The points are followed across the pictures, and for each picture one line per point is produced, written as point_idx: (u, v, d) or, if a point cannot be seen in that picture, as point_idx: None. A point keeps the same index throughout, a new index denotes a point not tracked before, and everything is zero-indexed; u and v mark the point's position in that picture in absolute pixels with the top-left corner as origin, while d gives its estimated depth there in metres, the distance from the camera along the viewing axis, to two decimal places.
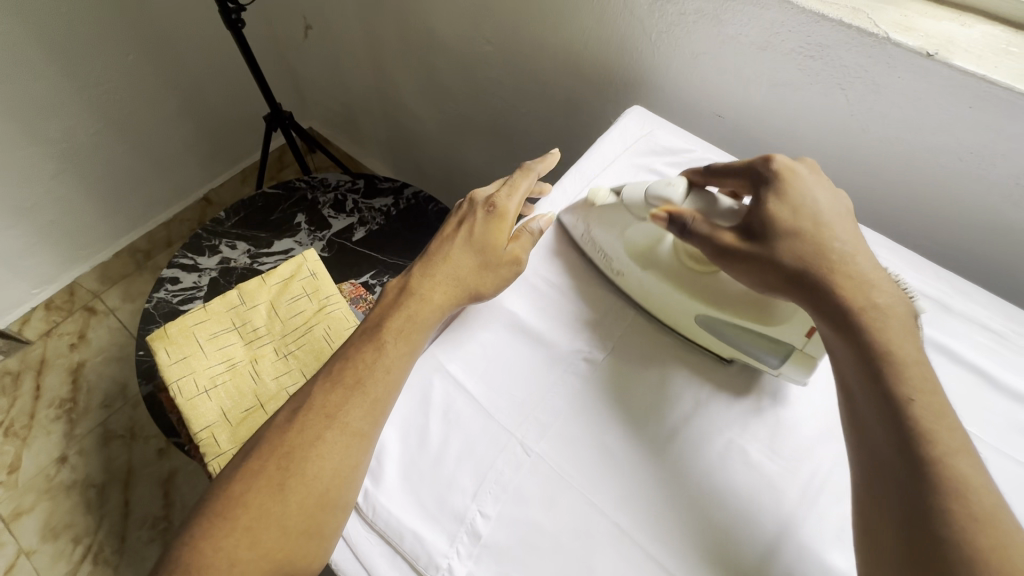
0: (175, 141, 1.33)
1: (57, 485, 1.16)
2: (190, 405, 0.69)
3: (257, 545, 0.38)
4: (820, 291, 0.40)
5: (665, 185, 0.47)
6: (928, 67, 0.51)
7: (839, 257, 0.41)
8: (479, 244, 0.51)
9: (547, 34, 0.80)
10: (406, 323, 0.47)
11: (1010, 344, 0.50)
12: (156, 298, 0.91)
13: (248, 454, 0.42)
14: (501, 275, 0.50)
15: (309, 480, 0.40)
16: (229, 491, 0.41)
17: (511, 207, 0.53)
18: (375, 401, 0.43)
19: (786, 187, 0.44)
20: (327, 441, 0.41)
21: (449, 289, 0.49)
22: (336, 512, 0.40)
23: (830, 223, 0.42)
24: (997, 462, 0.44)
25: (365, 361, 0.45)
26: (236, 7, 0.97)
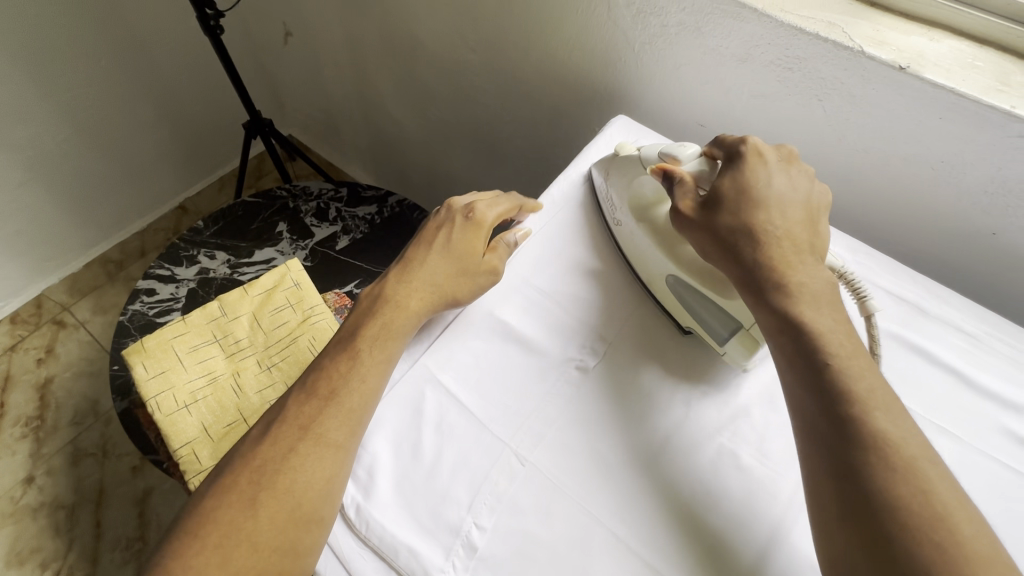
0: (148, 148, 1.30)
1: (23, 507, 1.11)
2: (168, 421, 0.66)
3: (225, 563, 0.36)
4: (742, 261, 0.43)
5: (680, 147, 0.52)
6: (901, 79, 0.53)
7: (772, 235, 0.43)
8: (456, 252, 0.52)
9: (532, 43, 0.81)
10: (382, 331, 0.46)
11: (984, 346, 0.51)
12: (131, 311, 0.89)
13: (222, 469, 0.40)
14: (478, 282, 0.50)
15: (282, 493, 0.38)
16: (201, 507, 0.38)
17: (489, 216, 0.54)
18: (351, 411, 0.42)
19: (743, 170, 0.46)
20: (301, 454, 0.40)
21: (426, 296, 0.49)
22: (311, 526, 0.38)
23: (772, 206, 0.44)
24: (973, 461, 0.46)
25: (340, 370, 0.44)
26: (216, 13, 0.95)
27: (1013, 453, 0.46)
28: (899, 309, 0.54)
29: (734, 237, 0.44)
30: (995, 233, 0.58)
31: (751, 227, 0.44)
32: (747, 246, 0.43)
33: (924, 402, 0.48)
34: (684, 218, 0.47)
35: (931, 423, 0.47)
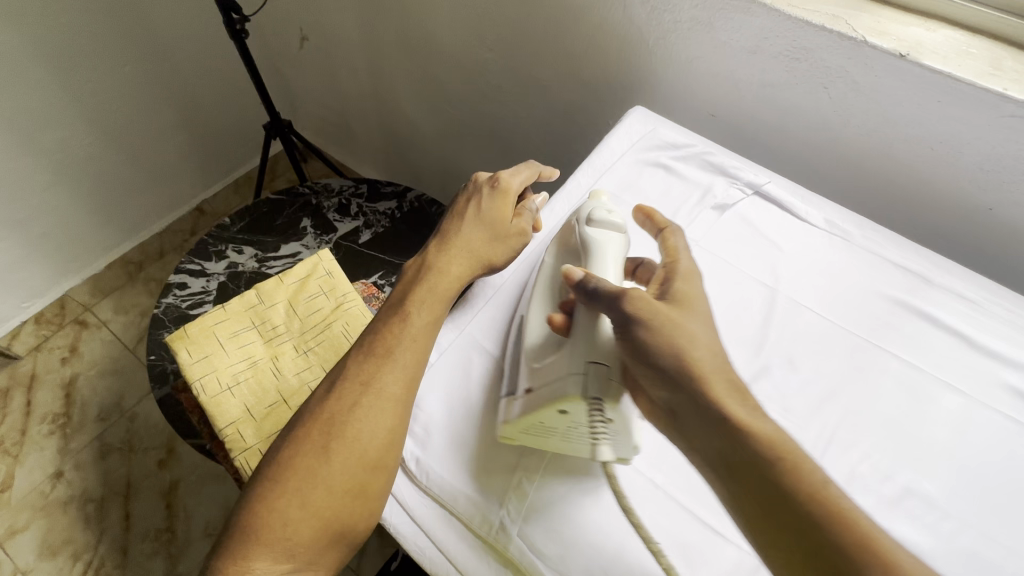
0: (168, 151, 1.33)
1: (53, 501, 1.14)
2: (213, 402, 0.70)
3: (306, 505, 0.39)
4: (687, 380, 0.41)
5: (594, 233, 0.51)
6: (902, 66, 0.57)
7: (708, 360, 0.42)
8: (487, 218, 0.54)
9: (548, 41, 0.85)
10: (429, 295, 0.49)
11: (985, 311, 0.55)
12: (165, 304, 0.92)
13: (291, 424, 0.43)
14: (511, 246, 0.54)
15: (351, 443, 0.41)
16: (277, 458, 0.41)
17: (514, 184, 0.57)
18: (407, 368, 0.44)
19: (679, 288, 0.46)
20: (365, 407, 0.42)
21: (465, 262, 0.52)
22: (380, 472, 0.41)
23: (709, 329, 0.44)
24: (978, 412, 0.50)
25: (393, 330, 0.46)
26: (241, 18, 0.99)
27: (1017, 406, 0.50)
28: (906, 279, 0.57)
29: (682, 361, 0.41)
30: (991, 209, 0.62)
31: (693, 353, 0.42)
32: (692, 375, 0.41)
33: (930, 362, 0.52)
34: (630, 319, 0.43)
35: (940, 379, 0.51)
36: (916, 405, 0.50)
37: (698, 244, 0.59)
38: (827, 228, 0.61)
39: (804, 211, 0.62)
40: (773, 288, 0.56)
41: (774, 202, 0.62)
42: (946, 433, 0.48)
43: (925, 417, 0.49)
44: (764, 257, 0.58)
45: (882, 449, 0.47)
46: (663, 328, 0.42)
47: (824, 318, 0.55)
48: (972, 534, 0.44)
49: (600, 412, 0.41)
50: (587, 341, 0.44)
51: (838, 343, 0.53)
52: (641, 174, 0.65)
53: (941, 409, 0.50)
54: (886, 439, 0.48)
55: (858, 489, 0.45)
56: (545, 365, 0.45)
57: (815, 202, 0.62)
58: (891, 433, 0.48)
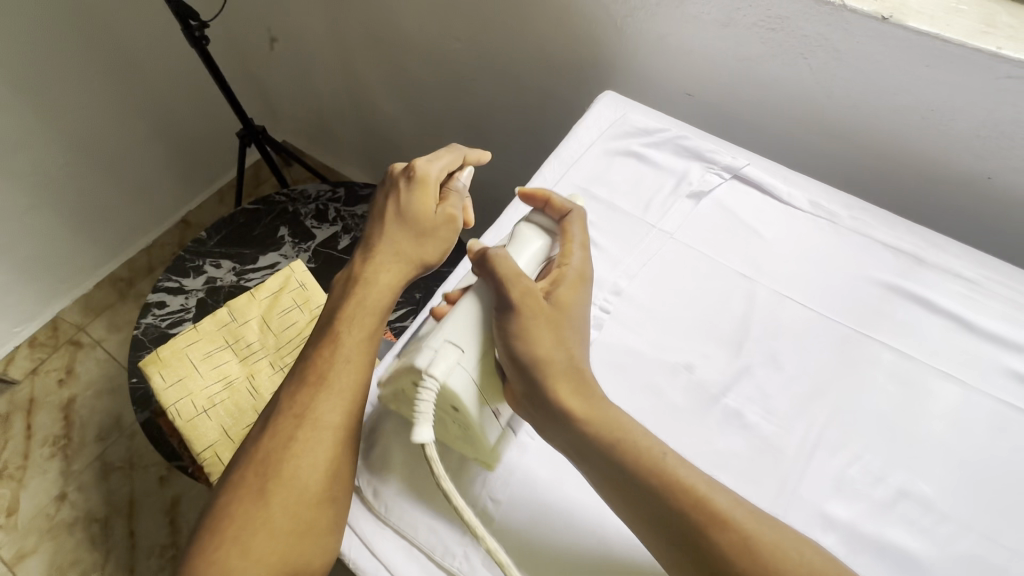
0: (147, 165, 1.31)
1: (59, 523, 1.15)
2: (189, 426, 0.68)
3: (247, 553, 0.38)
4: (531, 378, 0.41)
5: (524, 241, 0.49)
6: (886, 30, 0.53)
7: (560, 363, 0.41)
8: (411, 217, 0.51)
9: (515, 27, 0.80)
10: (358, 311, 0.47)
11: (983, 290, 0.52)
12: (144, 324, 0.90)
13: (230, 469, 0.42)
14: (441, 241, 0.52)
15: (288, 481, 0.40)
16: (215, 506, 0.40)
17: (433, 170, 0.53)
18: (343, 391, 0.43)
19: (560, 293, 0.45)
20: (300, 440, 0.41)
21: (395, 268, 0.50)
22: (324, 506, 0.40)
23: (569, 330, 0.44)
24: (975, 402, 0.46)
25: (323, 353, 0.45)
26: (200, 24, 0.96)
27: (1020, 393, 0.47)
28: (896, 260, 0.54)
29: (534, 357, 0.41)
30: (990, 177, 0.58)
31: (547, 352, 0.41)
32: (543, 373, 0.41)
33: (924, 351, 0.49)
34: (507, 304, 0.43)
35: (934, 368, 0.48)
36: (911, 399, 0.46)
37: (673, 236, 0.56)
38: (811, 211, 0.57)
39: (788, 193, 0.58)
40: (753, 280, 0.53)
41: (754, 185, 0.59)
42: (943, 429, 0.45)
43: (921, 411, 0.46)
44: (743, 246, 0.55)
45: (873, 448, 0.44)
46: (532, 322, 0.42)
47: (808, 308, 0.51)
48: (972, 537, 0.41)
49: (427, 386, 0.39)
50: (458, 319, 0.43)
51: (824, 335, 0.50)
52: (610, 165, 0.61)
53: (938, 402, 0.46)
54: (877, 436, 0.45)
55: (847, 495, 0.43)
56: (413, 348, 0.44)
57: (798, 182, 0.58)
58: (883, 430, 0.45)
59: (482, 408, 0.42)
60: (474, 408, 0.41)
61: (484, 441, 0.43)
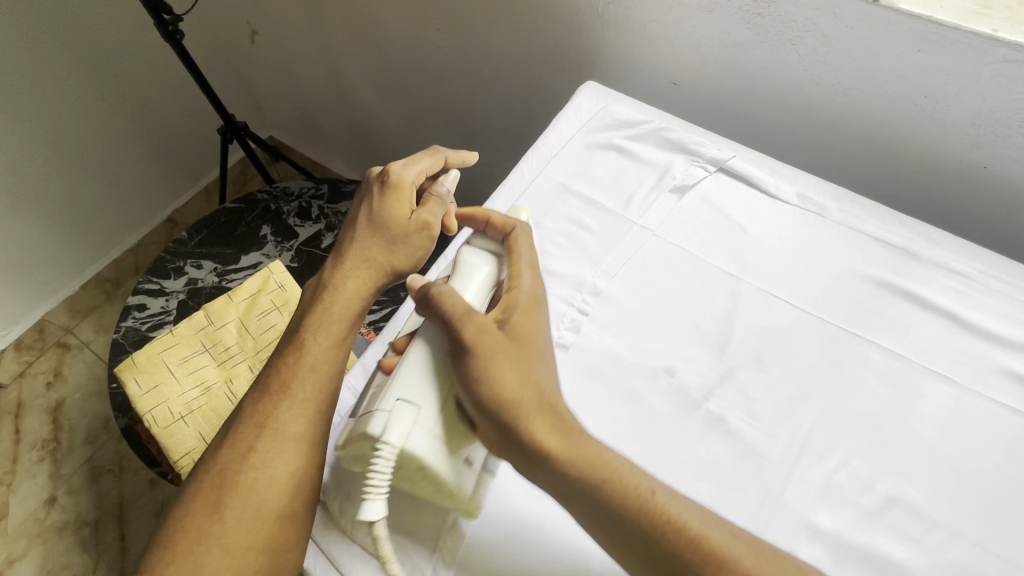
0: (129, 164, 1.29)
1: (49, 527, 1.14)
2: (166, 433, 0.67)
3: (198, 570, 0.36)
4: (505, 424, 0.37)
5: (468, 269, 0.46)
6: (876, 13, 0.50)
7: (527, 398, 0.38)
8: (383, 222, 0.49)
9: (495, 16, 0.78)
10: (324, 316, 0.45)
11: (977, 285, 0.50)
12: (124, 327, 0.89)
13: (187, 480, 0.40)
14: (415, 246, 0.49)
15: (246, 494, 0.38)
16: (170, 519, 0.38)
17: (408, 175, 0.50)
18: (307, 401, 0.41)
19: (514, 321, 0.41)
20: (260, 451, 0.39)
21: (364, 272, 0.48)
22: (284, 521, 0.38)
23: (534, 363, 0.40)
24: (968, 403, 0.44)
25: (288, 360, 0.43)
26: (174, 18, 0.93)
27: (1015, 393, 0.45)
28: (887, 254, 0.52)
29: (497, 398, 0.37)
30: (986, 167, 0.55)
31: (512, 392, 0.38)
32: (512, 416, 0.37)
33: (914, 350, 0.47)
34: (460, 346, 0.39)
35: (927, 368, 0.46)
36: (900, 400, 0.45)
37: (655, 233, 0.53)
38: (799, 204, 0.55)
39: (775, 186, 0.56)
40: (738, 278, 0.51)
41: (740, 178, 0.56)
42: (934, 432, 0.43)
43: (911, 414, 0.44)
44: (728, 242, 0.53)
45: (861, 454, 0.43)
46: (487, 363, 0.38)
47: (795, 307, 0.49)
48: (964, 546, 0.39)
49: (383, 455, 0.37)
50: (409, 373, 0.41)
51: (811, 334, 0.48)
52: (590, 160, 0.59)
53: (929, 404, 0.44)
54: (865, 441, 0.43)
55: (834, 504, 0.41)
56: (369, 405, 0.41)
57: (785, 174, 0.56)
58: (871, 435, 0.43)
59: (451, 462, 0.39)
60: (442, 464, 0.39)
61: (461, 492, 0.40)
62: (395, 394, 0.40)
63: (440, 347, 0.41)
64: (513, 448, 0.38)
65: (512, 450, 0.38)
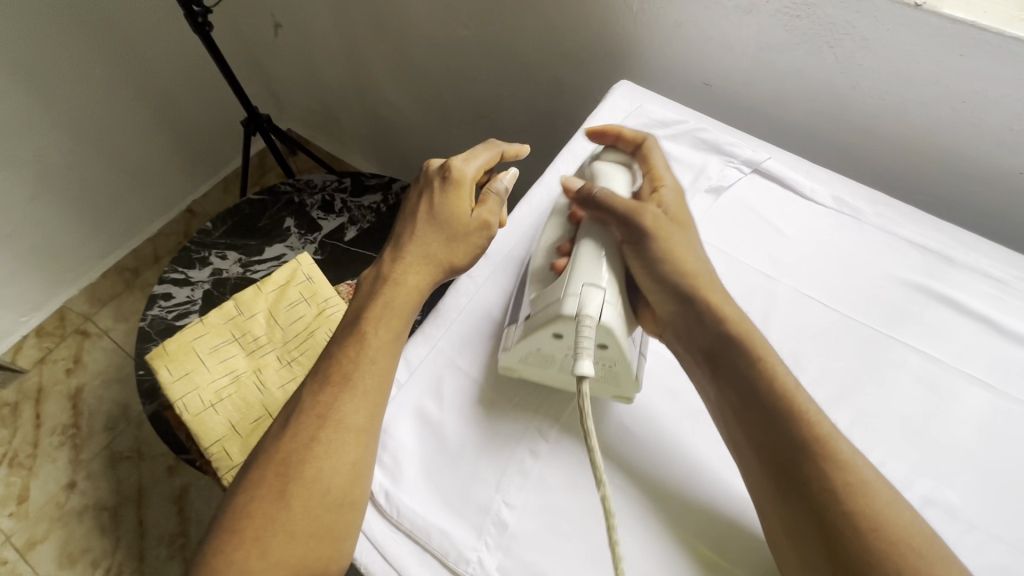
0: (151, 153, 1.30)
1: (68, 511, 1.15)
2: (197, 421, 0.68)
3: (267, 554, 0.37)
4: (683, 299, 0.44)
5: (607, 174, 0.50)
6: (918, 18, 0.50)
7: (702, 274, 0.45)
8: (443, 217, 0.51)
9: (526, 13, 0.78)
10: (385, 310, 0.47)
11: (1013, 291, 0.50)
12: (151, 316, 0.90)
13: (247, 468, 0.41)
14: (472, 243, 0.51)
15: (310, 483, 0.39)
16: (233, 504, 0.39)
17: (469, 172, 0.52)
18: (368, 393, 0.43)
19: (672, 211, 0.48)
20: (323, 441, 0.40)
21: (423, 268, 0.49)
22: (345, 510, 0.39)
23: (691, 247, 0.46)
24: (1005, 406, 0.45)
25: (349, 353, 0.44)
26: (203, 10, 0.94)
27: None
28: (922, 258, 0.52)
29: (677, 269, 0.44)
30: (1022, 172, 0.55)
31: (690, 267, 0.45)
32: (692, 287, 0.44)
33: (951, 354, 0.47)
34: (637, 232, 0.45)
35: (962, 372, 0.46)
36: (936, 403, 0.45)
37: None
38: (834, 207, 0.55)
39: (810, 188, 0.56)
40: (774, 278, 0.51)
41: (774, 180, 0.57)
42: (971, 435, 0.44)
43: (947, 417, 0.44)
44: (763, 244, 0.53)
45: (899, 455, 0.43)
46: (665, 244, 0.45)
47: (830, 309, 0.50)
48: (1000, 547, 0.40)
49: (587, 327, 0.40)
50: (585, 259, 0.44)
51: (847, 335, 0.48)
52: None
53: (964, 407, 0.45)
54: (902, 442, 0.44)
55: None
56: (537, 298, 0.44)
57: (820, 176, 0.57)
58: (908, 436, 0.44)
59: (627, 343, 0.42)
60: (623, 343, 0.42)
61: (629, 375, 0.43)
62: (579, 282, 0.42)
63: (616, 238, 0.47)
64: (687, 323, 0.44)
65: (688, 324, 0.44)
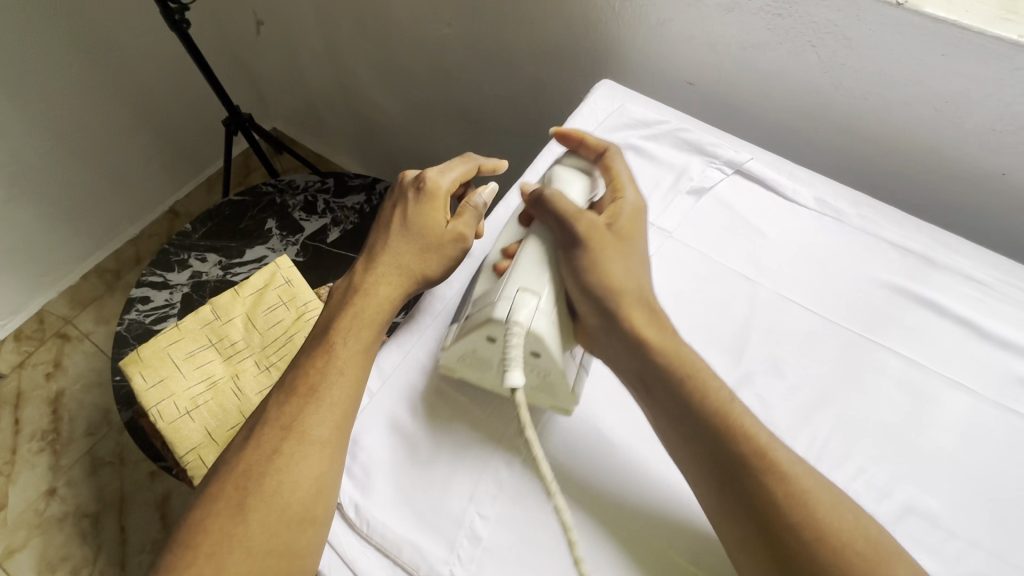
0: (132, 154, 1.27)
1: (48, 519, 1.13)
2: (172, 429, 0.66)
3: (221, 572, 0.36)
4: (609, 309, 0.43)
5: (570, 179, 0.50)
6: (900, 17, 0.49)
7: (631, 291, 0.44)
8: (417, 228, 0.50)
9: (508, 11, 0.77)
10: (355, 321, 0.45)
11: (995, 293, 0.49)
12: (127, 320, 0.87)
13: (208, 481, 0.40)
14: (446, 255, 0.50)
15: (270, 497, 0.38)
16: (191, 519, 0.38)
17: (443, 184, 0.52)
18: (334, 405, 0.41)
19: (621, 225, 0.47)
20: (286, 454, 0.39)
21: (395, 278, 0.48)
22: (308, 526, 0.38)
23: (634, 260, 0.46)
24: (985, 411, 0.44)
25: (316, 364, 0.43)
26: (180, 7, 0.91)
27: None
28: (904, 260, 0.51)
29: (603, 285, 0.43)
30: (1005, 173, 0.55)
31: (620, 281, 0.44)
32: (618, 302, 0.43)
33: (933, 358, 0.47)
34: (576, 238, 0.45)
35: (944, 377, 0.46)
36: (917, 408, 0.44)
37: (672, 235, 0.53)
38: (817, 208, 0.54)
39: (793, 190, 0.55)
40: (755, 281, 0.50)
41: (756, 180, 0.56)
42: (953, 441, 0.43)
43: (928, 422, 0.44)
44: (745, 246, 0.52)
45: (879, 462, 0.42)
46: (602, 256, 0.44)
47: (812, 312, 0.49)
48: (980, 555, 0.39)
49: (514, 331, 0.39)
50: (526, 265, 0.44)
51: (827, 339, 0.48)
52: None
53: (946, 412, 0.44)
54: (882, 448, 0.43)
55: None
56: (479, 300, 0.44)
57: (803, 177, 0.56)
58: (889, 442, 0.43)
59: (563, 353, 0.42)
60: (556, 352, 0.42)
61: (565, 386, 0.43)
62: (515, 284, 0.42)
63: (557, 241, 0.46)
64: (608, 331, 0.43)
65: (613, 333, 0.43)
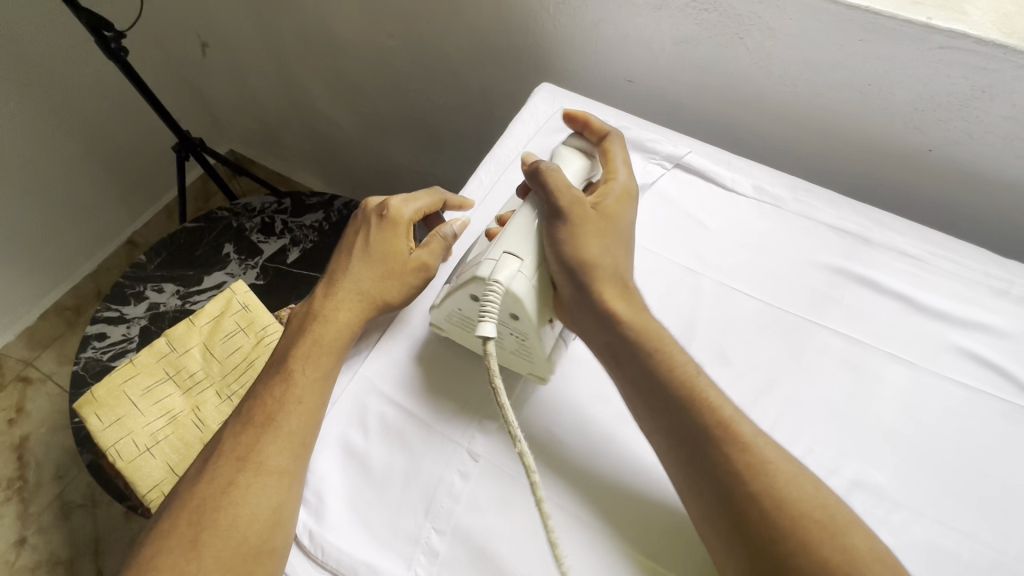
0: (83, 187, 1.24)
1: (20, 569, 1.10)
2: (132, 467, 0.65)
3: None
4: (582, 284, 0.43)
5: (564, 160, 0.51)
6: (817, 5, 0.51)
7: (605, 267, 0.44)
8: (378, 254, 0.49)
9: (448, 21, 0.77)
10: (313, 348, 0.45)
11: (928, 266, 0.51)
12: (84, 359, 0.85)
13: (160, 515, 0.39)
14: (409, 282, 0.49)
15: (224, 531, 0.37)
16: (140, 559, 0.37)
17: (406, 212, 0.51)
18: (291, 435, 0.41)
19: (608, 204, 0.47)
20: (241, 486, 0.39)
21: (354, 305, 0.47)
22: (265, 558, 0.37)
23: (614, 236, 0.46)
24: (923, 383, 0.46)
25: (274, 393, 0.43)
26: (116, 34, 0.89)
27: (967, 370, 0.46)
28: (842, 241, 0.53)
29: (582, 259, 0.43)
30: (931, 149, 0.57)
31: (595, 256, 0.44)
32: (591, 274, 0.43)
33: (872, 334, 0.48)
34: (559, 215, 0.45)
35: (884, 352, 0.47)
36: (859, 384, 0.46)
37: None
38: (756, 196, 0.55)
39: (732, 179, 0.56)
40: (699, 273, 0.51)
41: (697, 173, 0.57)
42: (896, 415, 0.44)
43: (870, 397, 0.45)
44: (688, 239, 0.53)
45: (826, 441, 0.43)
46: (581, 231, 0.44)
47: (756, 298, 0.50)
48: (925, 524, 0.40)
49: (492, 291, 0.40)
50: (516, 232, 0.45)
51: (771, 324, 0.49)
52: None
53: (888, 386, 0.46)
54: (829, 427, 0.44)
55: None
56: (465, 270, 0.46)
57: (741, 167, 0.57)
58: (835, 420, 0.44)
59: (541, 320, 0.43)
60: (534, 316, 0.43)
61: (542, 351, 0.44)
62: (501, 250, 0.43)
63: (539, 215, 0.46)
64: (580, 308, 0.44)
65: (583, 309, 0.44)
